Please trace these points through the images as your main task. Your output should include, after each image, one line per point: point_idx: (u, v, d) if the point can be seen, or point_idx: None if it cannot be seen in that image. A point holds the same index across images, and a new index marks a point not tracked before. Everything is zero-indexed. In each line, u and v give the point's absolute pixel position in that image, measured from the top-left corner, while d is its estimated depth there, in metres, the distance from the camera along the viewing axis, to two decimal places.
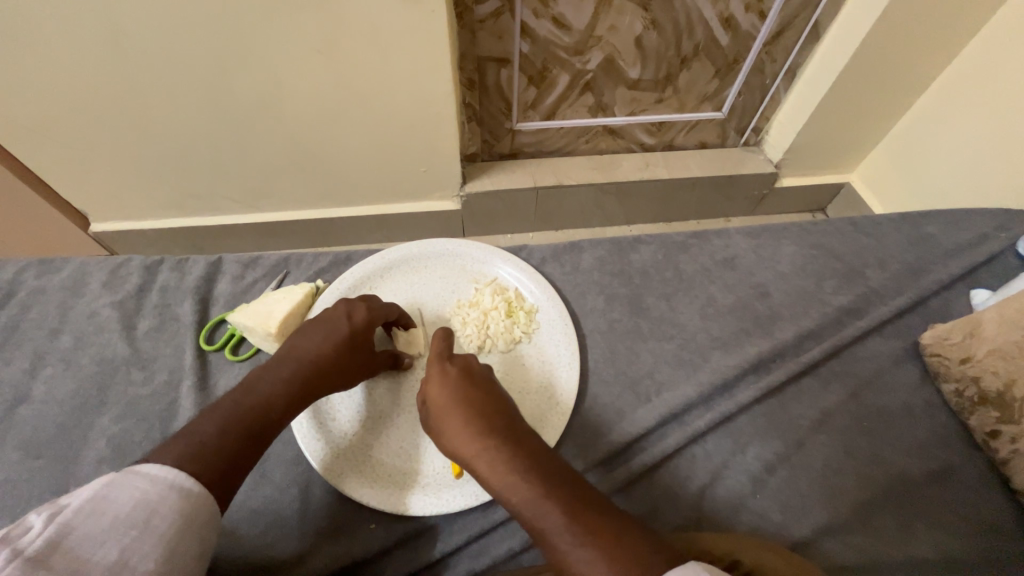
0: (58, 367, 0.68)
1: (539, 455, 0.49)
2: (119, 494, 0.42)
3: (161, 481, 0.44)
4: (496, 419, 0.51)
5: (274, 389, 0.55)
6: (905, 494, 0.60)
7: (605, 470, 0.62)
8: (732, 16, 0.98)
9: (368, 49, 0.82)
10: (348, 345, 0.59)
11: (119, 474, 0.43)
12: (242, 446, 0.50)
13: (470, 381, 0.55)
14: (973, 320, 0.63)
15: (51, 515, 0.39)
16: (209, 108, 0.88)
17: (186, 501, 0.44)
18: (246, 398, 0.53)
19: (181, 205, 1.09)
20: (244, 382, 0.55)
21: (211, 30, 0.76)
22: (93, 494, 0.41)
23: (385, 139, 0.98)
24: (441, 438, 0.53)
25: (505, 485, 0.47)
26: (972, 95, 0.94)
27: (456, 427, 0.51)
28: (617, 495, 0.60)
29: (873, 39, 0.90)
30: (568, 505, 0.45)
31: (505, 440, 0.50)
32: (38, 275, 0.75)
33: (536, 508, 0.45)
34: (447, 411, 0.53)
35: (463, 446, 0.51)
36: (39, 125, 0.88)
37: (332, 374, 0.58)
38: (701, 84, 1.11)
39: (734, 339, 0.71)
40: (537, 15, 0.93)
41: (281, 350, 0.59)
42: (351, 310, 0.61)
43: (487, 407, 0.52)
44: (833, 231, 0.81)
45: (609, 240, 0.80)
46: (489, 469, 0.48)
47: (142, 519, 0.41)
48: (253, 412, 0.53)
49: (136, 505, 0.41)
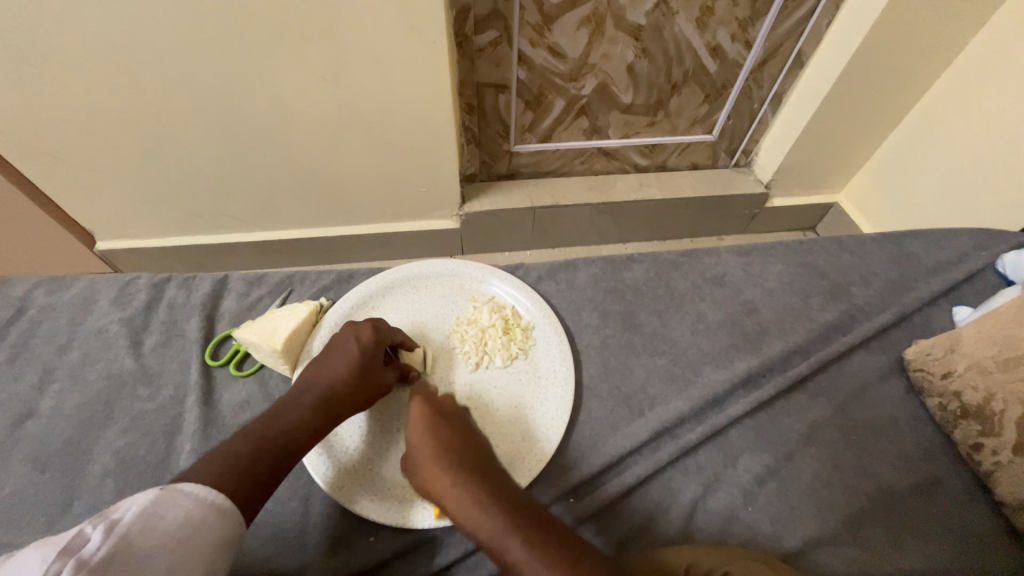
0: (65, 382, 0.70)
1: (506, 490, 0.51)
2: (167, 511, 0.43)
3: (203, 500, 0.46)
4: (467, 457, 0.53)
5: (300, 414, 0.57)
6: (893, 505, 0.62)
7: (577, 496, 0.63)
8: (719, 45, 1.02)
9: (372, 75, 0.85)
10: (360, 362, 0.61)
11: (166, 490, 0.45)
12: (273, 465, 0.53)
13: (441, 420, 0.57)
14: (953, 336, 0.66)
15: (108, 529, 0.40)
16: (217, 131, 0.92)
17: (223, 521, 0.46)
18: (274, 423, 0.56)
19: (187, 224, 1.12)
20: (270, 411, 0.58)
21: (224, 59, 0.81)
22: (144, 509, 0.42)
23: (388, 161, 1.02)
24: (415, 477, 0.55)
25: (471, 520, 0.49)
26: (952, 118, 0.98)
27: (426, 465, 0.53)
28: (605, 513, 0.61)
29: (855, 66, 0.94)
30: (532, 539, 0.46)
31: (474, 476, 0.52)
32: (48, 292, 0.77)
33: (502, 541, 0.47)
34: (419, 449, 0.54)
35: (434, 484, 0.52)
36: (53, 148, 0.91)
37: (351, 393, 0.60)
38: (692, 109, 1.15)
39: (724, 355, 0.73)
40: (534, 44, 0.97)
41: (302, 378, 0.61)
42: (358, 331, 0.64)
43: (459, 444, 0.55)
44: (819, 249, 0.84)
45: (603, 259, 0.83)
46: (458, 506, 0.50)
47: (188, 538, 0.43)
48: (283, 435, 0.55)
49: (183, 523, 0.43)
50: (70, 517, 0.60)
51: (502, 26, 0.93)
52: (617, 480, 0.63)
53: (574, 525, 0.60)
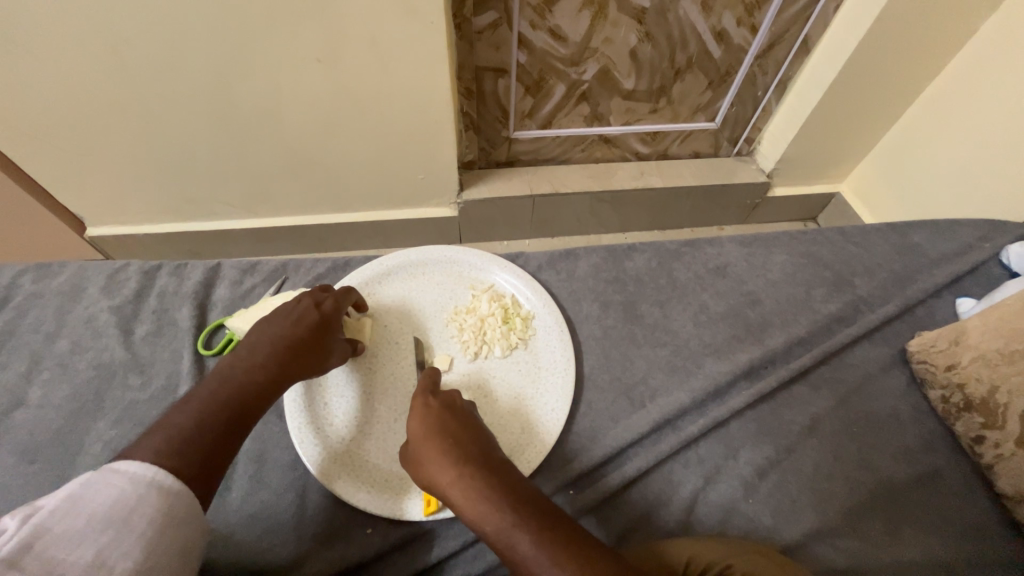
0: (55, 371, 0.68)
1: (514, 483, 0.49)
2: (95, 494, 0.42)
3: (141, 479, 0.44)
4: (474, 447, 0.52)
5: (250, 375, 0.56)
6: (893, 498, 0.62)
7: (579, 487, 0.62)
8: (724, 30, 1.00)
9: (369, 57, 0.83)
10: (318, 330, 0.61)
11: (96, 474, 0.44)
12: (223, 433, 0.51)
13: (450, 413, 0.55)
14: (958, 328, 0.65)
15: (25, 517, 0.39)
16: (209, 114, 0.89)
17: (167, 500, 0.44)
18: (224, 386, 0.54)
19: (179, 210, 1.10)
20: (216, 372, 0.56)
21: (213, 38, 0.77)
22: (68, 495, 0.41)
23: (384, 146, 0.99)
24: (416, 467, 0.53)
25: (478, 512, 0.47)
26: (958, 107, 0.97)
27: (431, 455, 0.51)
28: (608, 504, 0.61)
29: (863, 53, 0.92)
30: (541, 533, 0.45)
31: (481, 467, 0.50)
32: (36, 279, 0.75)
33: (509, 535, 0.45)
34: (424, 437, 0.52)
35: (438, 475, 0.50)
36: (39, 131, 0.89)
37: (305, 360, 0.59)
38: (694, 95, 1.13)
39: (726, 346, 0.73)
40: (534, 27, 0.95)
41: (250, 339, 0.59)
42: (317, 298, 0.64)
43: (467, 434, 0.53)
44: (823, 240, 0.82)
45: (604, 248, 0.82)
46: (463, 498, 0.48)
47: (122, 519, 0.41)
48: (233, 399, 0.53)
49: (115, 504, 0.42)
50: None
51: (502, 8, 0.90)
52: (618, 472, 0.62)
53: (576, 516, 0.59)
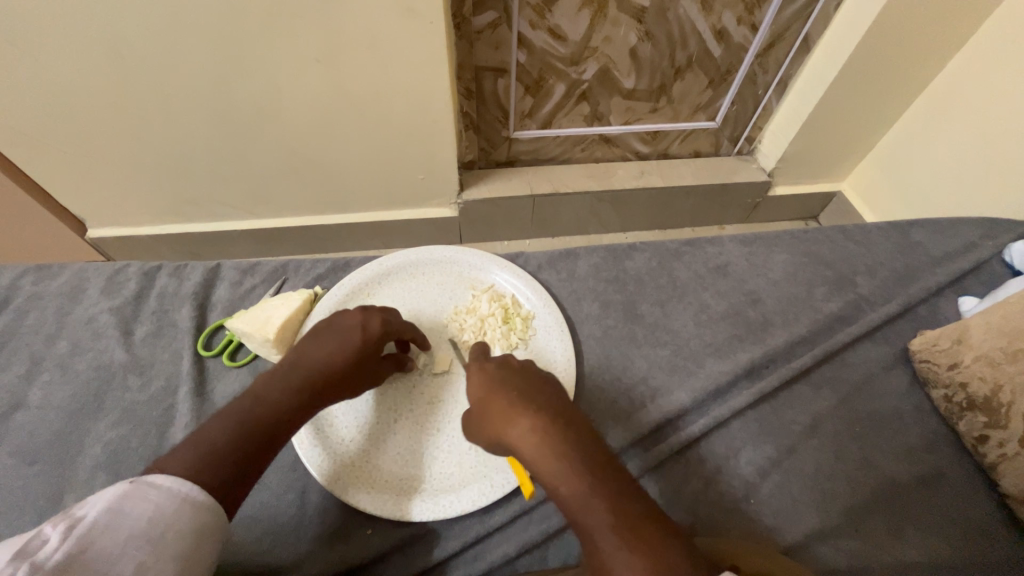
0: (55, 373, 0.68)
1: (587, 443, 0.50)
2: (132, 507, 0.42)
3: (175, 493, 0.44)
4: (544, 404, 0.52)
5: (284, 397, 0.54)
6: (895, 498, 0.61)
7: (642, 448, 0.64)
8: (724, 28, 1.00)
9: (368, 57, 0.83)
10: (359, 354, 0.58)
11: (134, 484, 0.44)
12: (253, 451, 0.50)
13: (513, 374, 0.56)
14: (960, 327, 0.65)
15: (68, 530, 0.40)
16: (209, 115, 0.89)
17: (200, 512, 0.45)
18: (257, 407, 0.52)
19: (180, 211, 1.10)
20: (251, 389, 0.54)
21: (212, 39, 0.77)
22: (107, 508, 0.41)
23: (385, 146, 0.99)
24: (484, 423, 0.53)
25: (552, 471, 0.47)
26: (959, 105, 0.96)
27: (503, 413, 0.52)
28: (655, 473, 0.62)
29: (866, 50, 0.91)
30: (613, 500, 0.46)
31: (554, 425, 0.50)
32: (36, 280, 0.75)
33: (583, 500, 0.46)
34: (493, 397, 0.53)
35: (509, 431, 0.51)
36: (39, 133, 0.89)
37: (340, 383, 0.58)
38: (695, 94, 1.13)
39: (728, 346, 0.72)
40: (534, 26, 0.95)
41: (291, 356, 0.57)
42: (366, 320, 0.60)
43: (538, 394, 0.53)
44: (824, 239, 0.82)
45: (604, 248, 0.81)
46: (536, 453, 0.49)
47: (157, 534, 0.42)
48: (264, 421, 0.52)
49: (150, 520, 0.42)
50: (60, 510, 0.59)
51: (501, 7, 0.90)
52: None
53: (637, 476, 0.62)
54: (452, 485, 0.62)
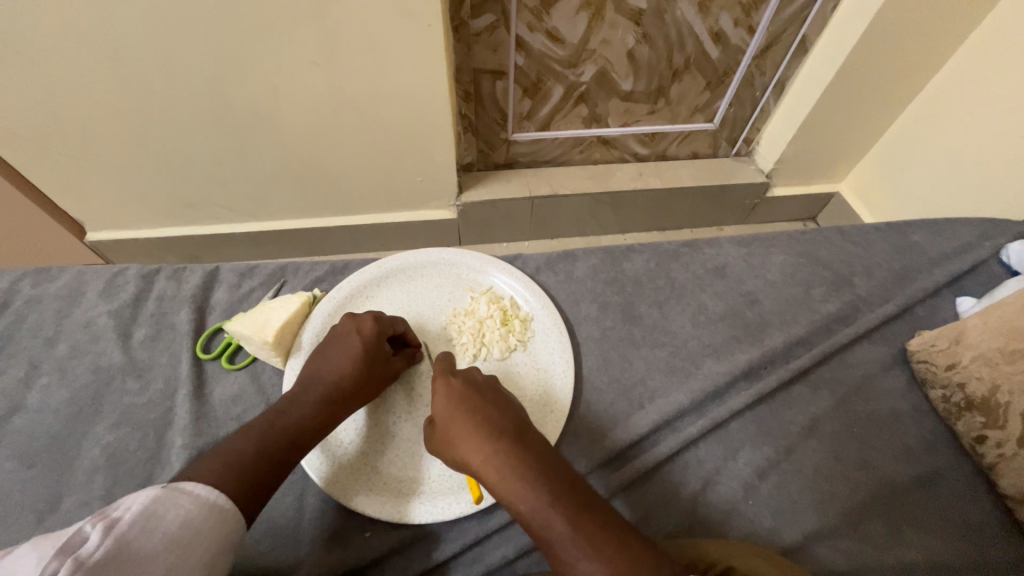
0: (53, 376, 0.68)
1: (545, 460, 0.50)
2: (167, 510, 0.42)
3: (204, 500, 0.45)
4: (502, 422, 0.53)
5: (304, 411, 0.57)
6: (894, 499, 0.61)
7: (611, 468, 0.63)
8: (721, 31, 1.00)
9: (366, 60, 0.83)
10: (364, 356, 0.61)
11: (166, 489, 0.44)
12: (273, 462, 0.52)
13: (474, 390, 0.56)
14: (958, 327, 0.65)
15: (108, 527, 0.38)
16: (208, 118, 0.89)
17: (225, 520, 0.45)
18: (279, 420, 0.55)
19: (179, 214, 1.10)
20: (273, 409, 0.57)
21: (211, 42, 0.78)
22: (144, 507, 0.41)
23: (384, 149, 0.99)
24: (447, 446, 0.54)
25: (512, 493, 0.48)
26: (957, 106, 0.96)
27: (462, 436, 0.53)
28: (629, 493, 0.61)
29: (863, 51, 0.91)
30: (572, 514, 0.46)
31: (511, 443, 0.51)
32: (35, 284, 0.75)
33: (543, 516, 0.47)
34: (453, 418, 0.54)
35: (469, 453, 0.52)
36: (39, 137, 0.89)
37: (357, 387, 0.60)
38: (692, 96, 1.13)
39: (726, 346, 0.72)
40: (531, 29, 0.95)
41: (305, 375, 0.60)
42: (359, 323, 0.63)
43: (495, 413, 0.54)
44: (822, 240, 0.82)
45: (603, 249, 0.82)
46: (495, 476, 0.50)
47: (188, 538, 0.41)
48: (284, 434, 0.54)
49: (184, 523, 0.42)
50: (58, 513, 0.59)
51: (499, 11, 0.90)
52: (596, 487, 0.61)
53: (609, 496, 0.61)
54: (452, 487, 0.62)
